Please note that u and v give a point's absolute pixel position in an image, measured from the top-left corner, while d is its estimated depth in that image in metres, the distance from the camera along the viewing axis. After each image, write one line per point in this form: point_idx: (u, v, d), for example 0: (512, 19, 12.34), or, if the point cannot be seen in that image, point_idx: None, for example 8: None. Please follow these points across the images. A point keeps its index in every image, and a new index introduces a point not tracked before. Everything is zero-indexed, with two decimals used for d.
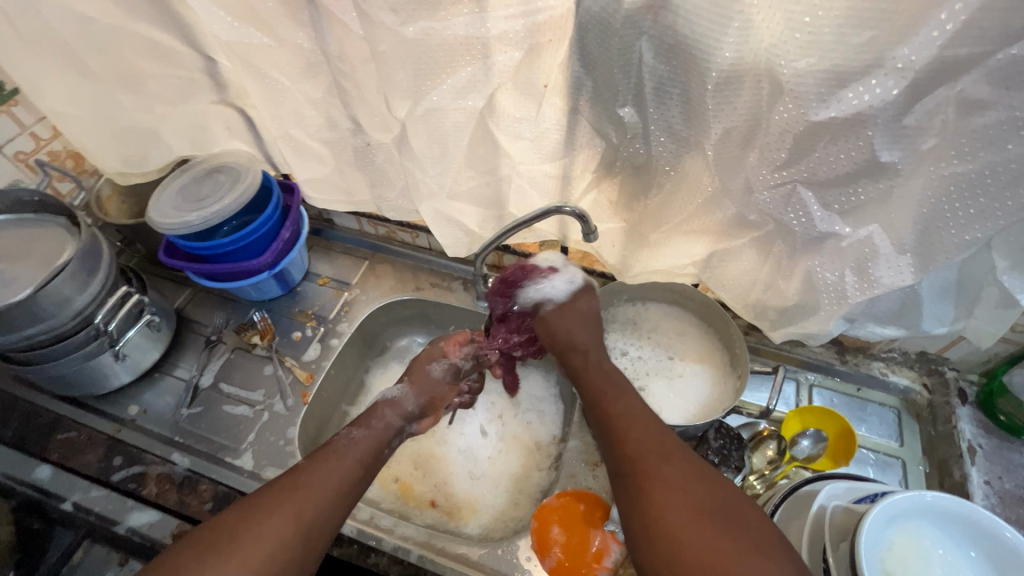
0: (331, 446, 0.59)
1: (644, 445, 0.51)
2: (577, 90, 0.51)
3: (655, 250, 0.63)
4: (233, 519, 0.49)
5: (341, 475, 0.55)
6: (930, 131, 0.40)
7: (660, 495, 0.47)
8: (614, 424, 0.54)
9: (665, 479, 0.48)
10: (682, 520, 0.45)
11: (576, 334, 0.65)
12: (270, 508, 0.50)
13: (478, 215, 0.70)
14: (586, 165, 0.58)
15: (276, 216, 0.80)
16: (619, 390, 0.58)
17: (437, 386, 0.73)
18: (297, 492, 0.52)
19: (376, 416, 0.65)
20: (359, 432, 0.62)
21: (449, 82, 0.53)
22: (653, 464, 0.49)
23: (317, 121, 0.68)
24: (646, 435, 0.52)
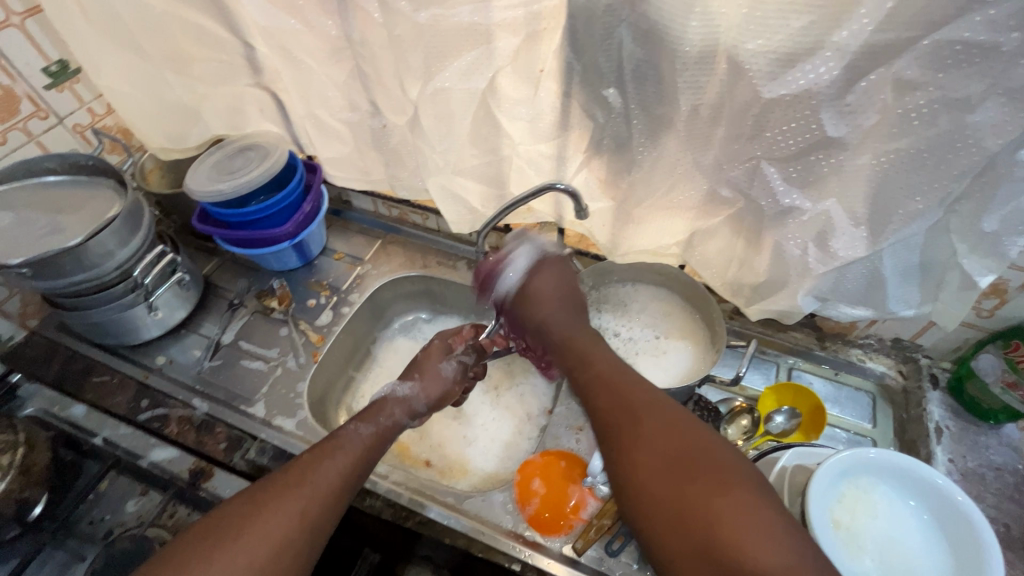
0: (336, 440, 0.60)
1: (619, 405, 0.52)
2: (569, 75, 0.58)
3: (640, 227, 0.68)
4: (239, 511, 0.51)
5: (344, 468, 0.57)
6: (872, 109, 0.45)
7: (637, 451, 0.48)
8: (591, 389, 0.56)
9: (640, 435, 0.49)
10: (653, 471, 0.47)
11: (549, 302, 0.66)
12: (272, 510, 0.51)
13: (481, 193, 0.76)
14: (577, 144, 0.65)
15: (299, 190, 0.87)
16: (596, 355, 0.59)
17: (445, 384, 0.73)
18: (298, 492, 0.53)
19: (384, 413, 0.66)
20: (365, 429, 0.62)
21: (456, 64, 0.60)
22: (631, 423, 0.50)
23: (340, 103, 0.76)
24: (620, 393, 0.54)
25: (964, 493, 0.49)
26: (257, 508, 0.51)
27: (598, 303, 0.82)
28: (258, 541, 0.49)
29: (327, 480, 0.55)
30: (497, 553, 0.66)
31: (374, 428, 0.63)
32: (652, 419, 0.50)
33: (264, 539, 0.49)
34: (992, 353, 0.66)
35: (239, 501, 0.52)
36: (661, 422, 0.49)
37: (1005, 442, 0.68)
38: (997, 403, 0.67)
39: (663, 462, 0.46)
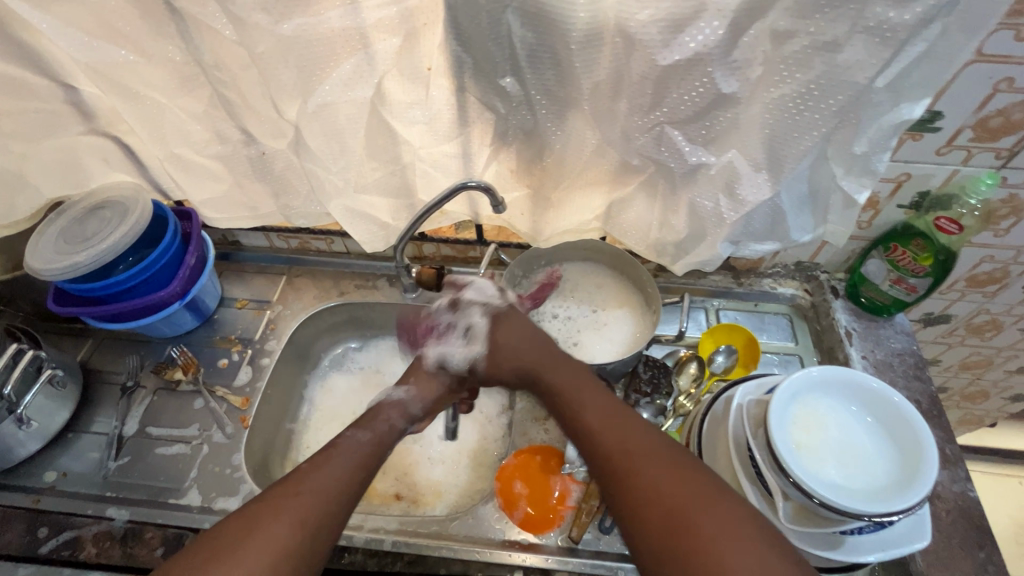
0: (335, 445, 0.55)
1: (617, 452, 0.51)
2: (459, 68, 0.55)
3: (560, 209, 0.68)
4: (228, 529, 0.45)
5: (344, 473, 0.52)
6: (756, 61, 0.47)
7: (638, 501, 0.47)
8: (588, 437, 0.54)
9: (641, 486, 0.48)
10: (662, 517, 0.45)
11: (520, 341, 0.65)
12: (273, 524, 0.46)
13: (389, 207, 0.71)
14: (481, 139, 0.62)
15: (177, 243, 0.76)
16: (576, 394, 0.57)
17: (437, 386, 0.68)
18: (297, 502, 0.48)
19: (380, 419, 0.61)
20: (364, 434, 0.57)
21: (335, 75, 0.54)
22: (634, 470, 0.49)
23: (204, 136, 0.66)
24: (616, 441, 0.51)
25: (900, 394, 0.56)
26: (254, 520, 0.46)
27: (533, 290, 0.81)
28: (252, 556, 0.43)
29: (325, 486, 0.50)
30: (498, 566, 0.64)
31: (373, 432, 0.58)
32: (648, 465, 0.49)
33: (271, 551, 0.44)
34: (877, 257, 0.75)
35: (223, 520, 0.46)
36: (661, 473, 0.48)
37: (899, 329, 0.78)
38: (887, 298, 0.76)
39: (671, 515, 0.45)
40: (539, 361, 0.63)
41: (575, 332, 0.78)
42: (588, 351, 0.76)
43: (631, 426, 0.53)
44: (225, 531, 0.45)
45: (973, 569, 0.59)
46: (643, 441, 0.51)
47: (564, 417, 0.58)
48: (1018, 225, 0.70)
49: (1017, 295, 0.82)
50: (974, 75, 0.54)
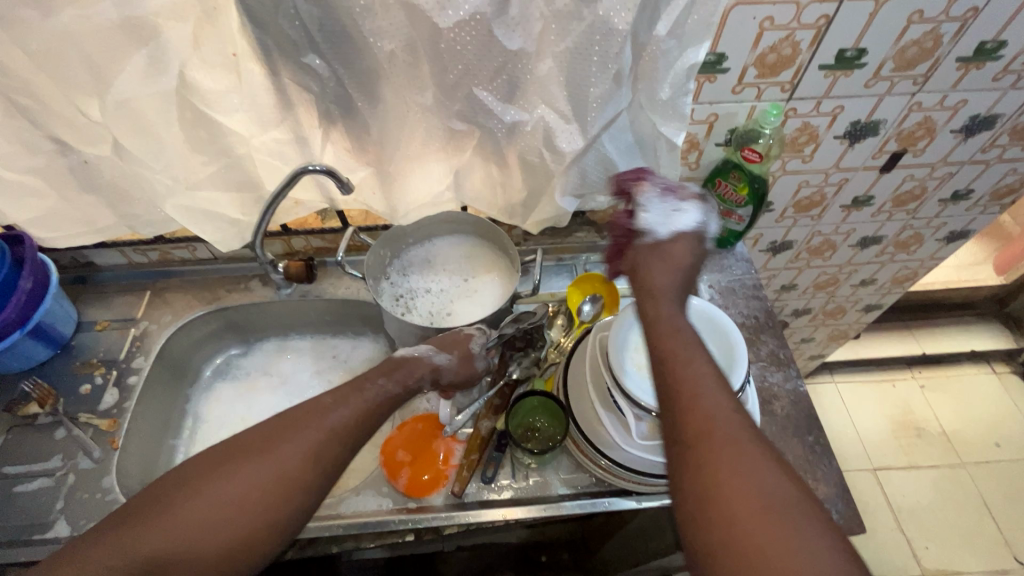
0: (359, 390, 0.55)
1: (708, 424, 0.45)
2: (263, 51, 0.55)
3: (404, 179, 0.67)
4: (244, 442, 0.48)
5: (347, 425, 0.52)
6: (532, 17, 0.52)
7: (725, 467, 0.43)
8: (689, 386, 0.48)
9: (736, 455, 0.43)
10: (743, 493, 0.41)
11: (659, 277, 0.58)
12: (285, 445, 0.48)
13: (235, 201, 0.70)
14: (309, 121, 0.63)
15: (10, 263, 0.71)
16: (690, 351, 0.51)
17: (474, 364, 0.66)
18: (311, 430, 0.50)
19: (414, 378, 0.60)
20: (391, 388, 0.57)
21: (130, 69, 0.53)
22: (720, 446, 0.44)
23: (10, 150, 0.63)
24: (718, 405, 0.46)
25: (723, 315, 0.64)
26: (257, 447, 0.48)
27: (404, 269, 0.83)
28: (227, 487, 0.45)
29: (339, 427, 0.51)
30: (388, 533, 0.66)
31: (398, 389, 0.58)
32: (753, 441, 0.44)
33: (276, 469, 0.47)
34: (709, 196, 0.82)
35: (246, 432, 0.50)
36: (749, 454, 0.43)
37: (740, 257, 0.86)
38: (723, 230, 0.84)
39: (755, 501, 0.41)
40: (649, 289, 0.58)
41: (449, 303, 0.80)
42: (461, 318, 0.78)
43: (722, 397, 0.47)
44: (229, 450, 0.48)
45: (803, 451, 0.67)
46: (744, 424, 0.45)
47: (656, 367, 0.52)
48: (818, 151, 0.79)
49: (837, 214, 0.93)
50: (740, 17, 0.61)
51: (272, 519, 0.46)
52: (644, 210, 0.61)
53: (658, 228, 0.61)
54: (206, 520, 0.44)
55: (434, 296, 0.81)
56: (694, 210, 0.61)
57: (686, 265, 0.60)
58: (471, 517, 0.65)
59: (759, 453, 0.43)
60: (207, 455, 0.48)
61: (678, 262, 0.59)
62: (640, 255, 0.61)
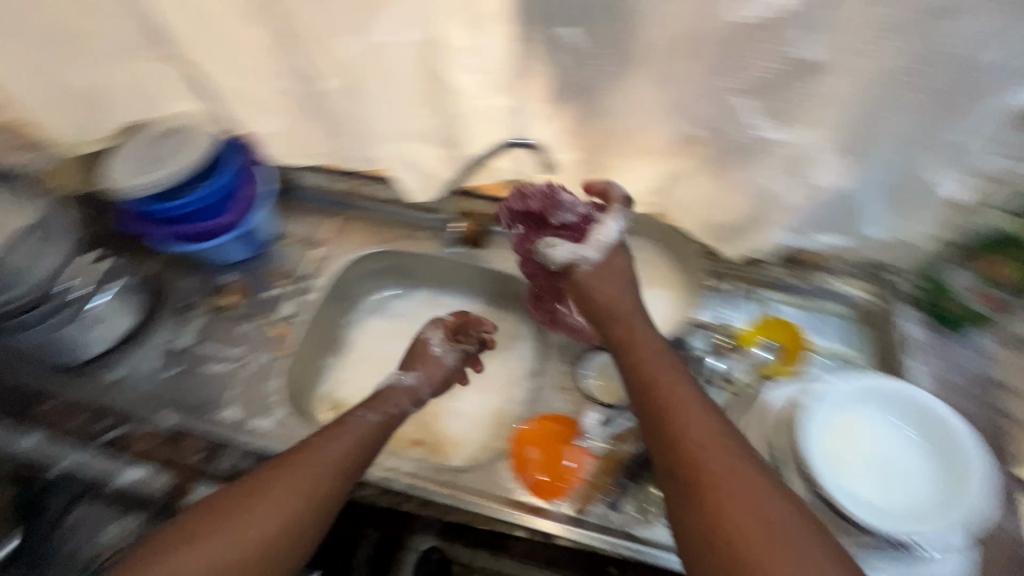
0: (343, 424, 0.59)
1: (700, 450, 0.45)
2: (520, 17, 0.53)
3: (613, 175, 0.66)
4: (237, 492, 0.51)
5: (348, 450, 0.56)
6: (845, 28, 0.46)
7: (720, 500, 0.43)
8: (664, 415, 0.49)
9: (726, 488, 0.43)
10: (747, 529, 0.41)
11: (614, 289, 0.59)
12: (277, 491, 0.51)
13: (439, 157, 0.70)
14: (535, 94, 0.60)
15: (235, 175, 0.78)
16: (666, 371, 0.52)
17: (444, 360, 0.74)
18: (304, 472, 0.52)
19: (391, 403, 0.65)
20: (373, 415, 0.62)
21: (394, 14, 0.54)
22: (717, 472, 0.44)
23: (268, 71, 0.68)
24: (699, 432, 0.46)
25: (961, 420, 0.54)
26: (247, 495, 0.50)
27: None
28: (227, 538, 0.47)
29: (333, 457, 0.55)
30: (501, 522, 0.65)
31: (381, 416, 0.62)
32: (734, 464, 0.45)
33: (275, 510, 0.50)
34: (964, 269, 0.66)
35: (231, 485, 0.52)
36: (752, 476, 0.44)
37: (976, 349, 0.70)
38: (965, 312, 0.68)
39: (760, 533, 0.40)
40: (614, 309, 0.58)
41: None
42: None
43: (705, 415, 0.48)
44: (223, 504, 0.50)
45: None
46: (731, 446, 0.46)
47: (640, 408, 0.51)
48: None
49: None
50: None
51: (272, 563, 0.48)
52: (560, 247, 0.61)
53: (584, 251, 0.61)
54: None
55: None
56: (617, 223, 0.62)
57: (621, 269, 0.61)
58: (589, 539, 0.62)
59: (756, 471, 0.44)
60: (198, 507, 0.50)
61: (621, 268, 0.61)
62: (587, 279, 0.60)
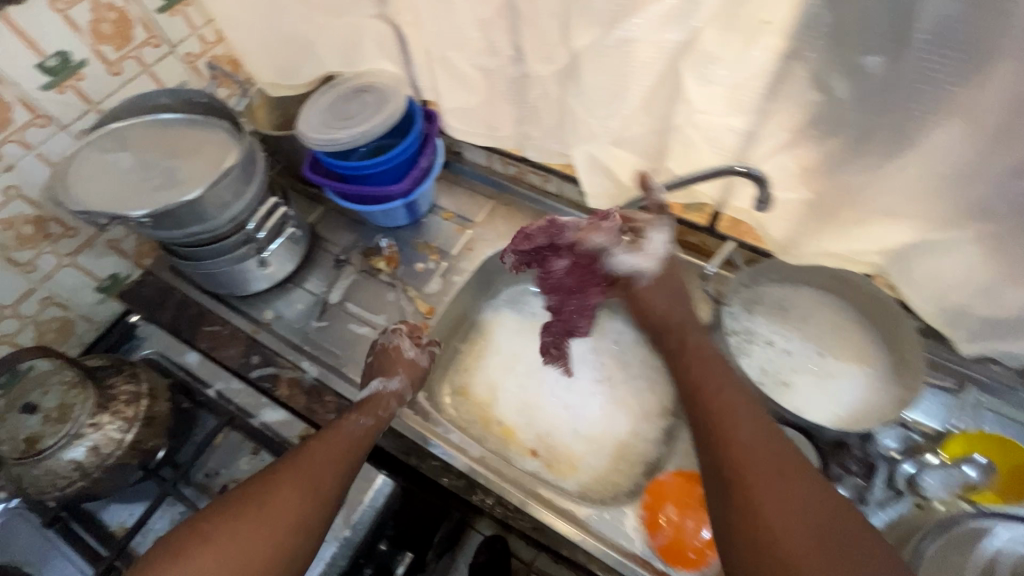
0: (335, 426, 0.62)
1: (744, 455, 0.51)
2: (808, 32, 0.43)
3: (850, 229, 0.55)
4: (224, 509, 0.54)
5: (337, 451, 0.60)
6: None
7: (761, 491, 0.48)
8: (716, 422, 0.55)
9: (768, 484, 0.48)
10: (792, 522, 0.46)
11: (666, 304, 0.68)
12: (285, 492, 0.55)
13: (636, 167, 0.64)
14: (784, 122, 0.51)
15: (417, 144, 0.78)
16: (716, 381, 0.59)
17: (418, 363, 0.71)
18: (308, 472, 0.57)
19: (381, 407, 0.66)
20: (366, 419, 0.64)
21: (653, 9, 0.47)
22: (758, 477, 0.49)
23: (478, 46, 0.64)
24: (750, 432, 0.53)
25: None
26: (234, 512, 0.53)
27: (752, 304, 0.70)
28: (220, 552, 0.51)
29: (322, 457, 0.58)
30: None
31: (373, 420, 0.64)
32: (780, 463, 0.50)
33: (282, 516, 0.54)
34: None
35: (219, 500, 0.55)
36: (796, 487, 0.48)
37: None
38: None
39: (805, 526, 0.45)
40: (669, 322, 0.67)
41: (789, 371, 0.66)
42: (798, 399, 0.64)
43: (751, 427, 0.53)
44: (212, 518, 0.53)
45: None
46: (780, 450, 0.51)
47: (700, 431, 0.56)
48: None
49: None
50: None
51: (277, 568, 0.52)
52: (623, 258, 0.64)
53: (641, 262, 0.65)
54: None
55: (773, 354, 0.67)
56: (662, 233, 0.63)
57: (671, 280, 0.69)
58: None
59: (801, 472, 0.49)
60: (190, 526, 0.53)
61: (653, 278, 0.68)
62: (639, 289, 0.69)
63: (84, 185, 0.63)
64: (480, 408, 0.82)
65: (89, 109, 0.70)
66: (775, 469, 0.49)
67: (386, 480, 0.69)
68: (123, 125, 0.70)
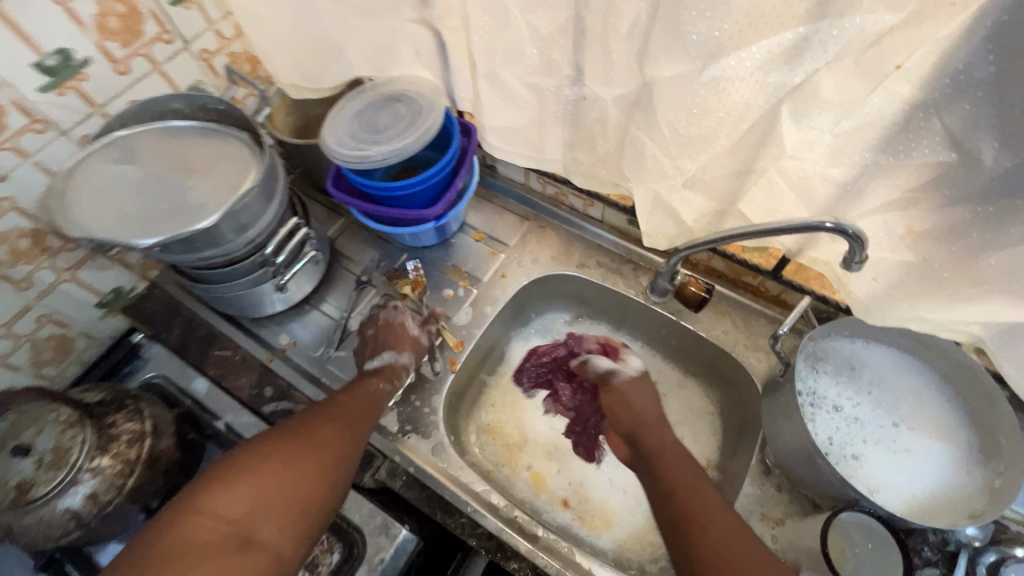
0: (358, 384, 0.66)
1: (679, 482, 0.57)
2: (959, 85, 0.36)
3: (947, 305, 0.48)
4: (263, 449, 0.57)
5: (362, 406, 0.63)
6: None
7: (696, 516, 0.54)
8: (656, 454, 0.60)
9: (700, 510, 0.55)
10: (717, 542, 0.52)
11: (642, 404, 0.65)
12: (325, 437, 0.59)
13: (704, 209, 0.57)
14: (898, 181, 0.44)
15: (454, 162, 0.70)
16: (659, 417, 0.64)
17: (421, 340, 0.72)
18: (342, 423, 0.61)
19: (393, 374, 0.68)
20: (386, 384, 0.67)
21: (760, 46, 0.39)
22: (692, 500, 0.55)
23: (533, 64, 0.56)
24: (680, 463, 0.59)
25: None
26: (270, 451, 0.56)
27: (818, 363, 0.63)
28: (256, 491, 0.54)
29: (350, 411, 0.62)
30: None
31: (392, 384, 0.67)
32: (704, 489, 0.56)
33: (317, 457, 0.57)
34: None
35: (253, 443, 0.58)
36: (703, 491, 0.56)
37: None
38: None
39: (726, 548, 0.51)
40: (639, 425, 0.63)
41: (859, 441, 0.59)
42: (869, 475, 0.58)
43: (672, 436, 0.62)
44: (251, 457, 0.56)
45: None
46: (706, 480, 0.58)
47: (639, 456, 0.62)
48: None
49: None
50: None
51: (310, 504, 0.55)
52: (597, 362, 0.71)
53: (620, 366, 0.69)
54: (249, 505, 0.53)
55: (841, 422, 0.61)
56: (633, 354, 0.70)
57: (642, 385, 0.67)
58: None
59: (718, 499, 0.56)
60: (226, 464, 0.55)
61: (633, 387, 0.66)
62: (624, 386, 0.67)
63: (92, 207, 0.57)
64: (508, 449, 0.76)
65: (93, 112, 0.63)
66: (703, 495, 0.56)
67: (409, 536, 0.61)
68: (132, 132, 0.63)
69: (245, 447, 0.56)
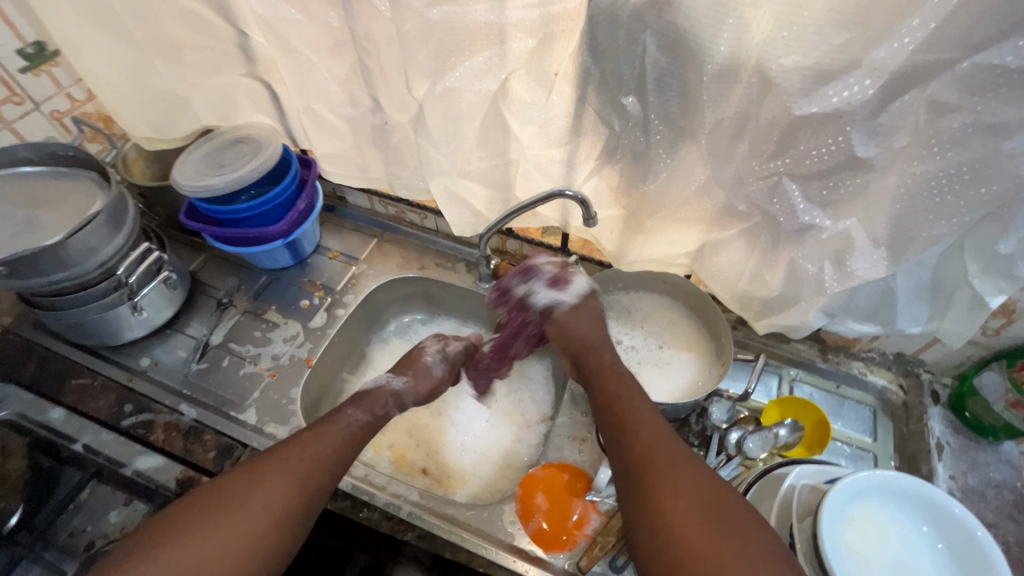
0: (332, 419, 0.64)
1: (641, 432, 0.56)
2: (584, 80, 0.55)
3: (650, 237, 0.66)
4: (223, 488, 0.54)
5: (334, 446, 0.61)
6: (903, 130, 0.44)
7: (657, 468, 0.53)
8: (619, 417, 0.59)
9: (666, 471, 0.52)
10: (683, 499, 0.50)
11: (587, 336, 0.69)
12: (279, 482, 0.55)
13: (486, 196, 0.74)
14: (589, 151, 0.62)
15: (294, 187, 0.83)
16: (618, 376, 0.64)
17: (434, 369, 0.76)
18: (297, 463, 0.57)
19: (379, 404, 0.69)
20: (362, 416, 0.66)
21: (467, 64, 0.57)
22: (657, 460, 0.53)
23: (340, 98, 0.72)
24: (649, 423, 0.57)
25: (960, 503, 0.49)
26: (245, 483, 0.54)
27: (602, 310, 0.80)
28: (235, 532, 0.51)
29: (320, 454, 0.59)
30: (499, 567, 0.65)
31: (368, 416, 0.67)
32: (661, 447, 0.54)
33: (268, 510, 0.53)
34: (995, 371, 0.67)
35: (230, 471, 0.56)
36: (664, 446, 0.55)
37: (1003, 459, 0.69)
38: (998, 421, 0.68)
39: (694, 508, 0.49)
40: (586, 349, 0.68)
41: (635, 363, 0.76)
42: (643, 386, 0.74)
43: (647, 401, 0.61)
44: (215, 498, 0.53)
45: None
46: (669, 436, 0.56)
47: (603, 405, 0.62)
48: None
49: None
50: None
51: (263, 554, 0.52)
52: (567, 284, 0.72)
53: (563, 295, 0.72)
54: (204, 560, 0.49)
55: (622, 351, 0.77)
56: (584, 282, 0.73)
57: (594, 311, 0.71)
58: None
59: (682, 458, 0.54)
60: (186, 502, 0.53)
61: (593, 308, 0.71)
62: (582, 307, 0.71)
63: None
64: None
65: None
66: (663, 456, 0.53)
67: None
68: None
69: (180, 509, 0.52)
